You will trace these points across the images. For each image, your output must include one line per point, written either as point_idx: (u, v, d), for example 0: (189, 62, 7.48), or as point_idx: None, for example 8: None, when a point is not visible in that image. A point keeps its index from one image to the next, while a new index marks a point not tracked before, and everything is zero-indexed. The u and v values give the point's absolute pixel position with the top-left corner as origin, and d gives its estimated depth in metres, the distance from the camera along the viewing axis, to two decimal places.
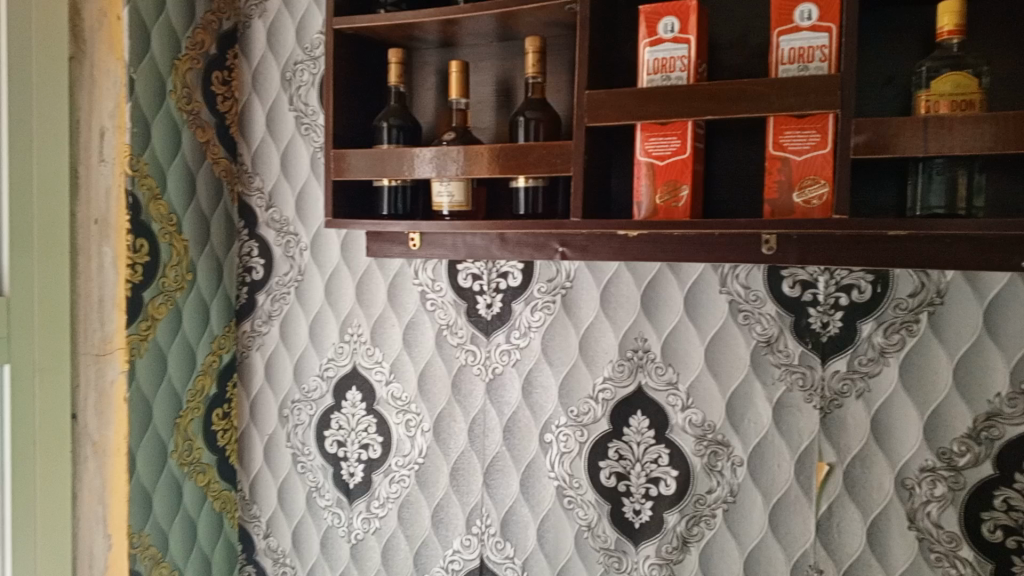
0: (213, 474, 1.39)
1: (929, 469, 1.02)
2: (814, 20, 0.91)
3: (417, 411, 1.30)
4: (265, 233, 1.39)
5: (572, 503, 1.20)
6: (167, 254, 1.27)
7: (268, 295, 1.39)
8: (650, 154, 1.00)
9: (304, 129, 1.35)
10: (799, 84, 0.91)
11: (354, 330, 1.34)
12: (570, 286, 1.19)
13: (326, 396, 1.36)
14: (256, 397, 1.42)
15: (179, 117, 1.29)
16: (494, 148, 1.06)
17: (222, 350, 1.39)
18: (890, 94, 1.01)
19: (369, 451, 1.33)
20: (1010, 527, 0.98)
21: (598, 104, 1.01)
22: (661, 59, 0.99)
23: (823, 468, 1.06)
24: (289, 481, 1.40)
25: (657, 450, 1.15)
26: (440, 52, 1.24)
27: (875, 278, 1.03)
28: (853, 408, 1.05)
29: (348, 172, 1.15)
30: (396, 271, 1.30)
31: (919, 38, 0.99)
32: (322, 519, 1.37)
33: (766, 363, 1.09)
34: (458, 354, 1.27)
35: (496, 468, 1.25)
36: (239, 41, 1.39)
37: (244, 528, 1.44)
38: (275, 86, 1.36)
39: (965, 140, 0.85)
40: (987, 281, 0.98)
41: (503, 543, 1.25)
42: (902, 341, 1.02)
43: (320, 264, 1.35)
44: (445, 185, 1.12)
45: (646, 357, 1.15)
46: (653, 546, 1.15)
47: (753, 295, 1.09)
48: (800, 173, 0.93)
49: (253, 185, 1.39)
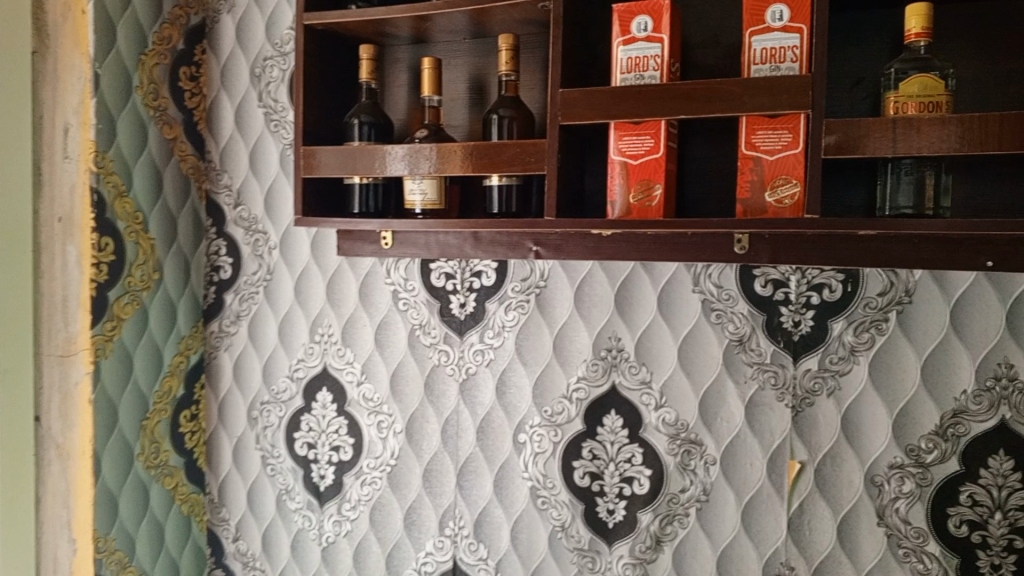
0: (180, 477, 1.36)
1: (897, 466, 1.03)
2: (785, 20, 0.92)
3: (389, 412, 1.28)
4: (234, 232, 1.37)
5: (545, 503, 1.19)
6: (133, 252, 1.25)
7: (236, 295, 1.37)
8: (624, 153, 1.00)
9: (274, 126, 1.33)
10: (771, 84, 0.91)
11: (325, 330, 1.32)
12: (544, 286, 1.18)
13: (296, 398, 1.34)
14: (225, 399, 1.39)
15: (146, 113, 1.26)
16: (467, 145, 1.05)
17: (190, 351, 1.37)
18: (859, 95, 1.02)
19: (340, 453, 1.32)
20: (975, 523, 1.00)
21: (572, 103, 1.00)
22: (634, 58, 0.99)
23: (794, 466, 1.07)
24: (258, 484, 1.38)
25: (630, 449, 1.15)
26: (412, 48, 1.23)
27: (845, 277, 1.04)
28: (824, 407, 1.05)
29: (318, 170, 1.13)
30: (368, 270, 1.29)
31: (888, 40, 1.00)
32: (292, 522, 1.36)
33: (738, 362, 1.09)
34: (431, 354, 1.26)
35: (469, 469, 1.24)
36: (207, 37, 1.36)
37: (212, 532, 1.42)
38: (244, 82, 1.34)
39: (932, 140, 0.86)
40: (953, 280, 0.99)
41: (476, 544, 1.24)
42: (872, 340, 1.03)
43: (290, 263, 1.33)
44: (418, 183, 1.11)
45: (620, 356, 1.15)
46: (626, 545, 1.15)
47: (725, 294, 1.09)
48: (772, 172, 0.94)
49: (221, 182, 1.37)
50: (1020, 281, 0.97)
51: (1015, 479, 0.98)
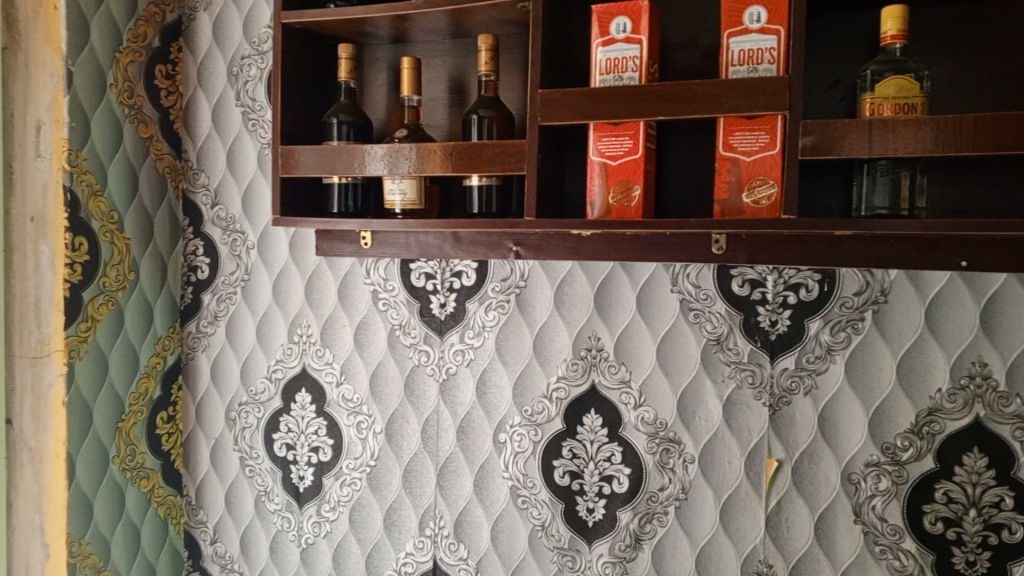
0: (157, 479, 1.35)
1: (874, 464, 1.04)
2: (762, 22, 0.92)
3: (369, 412, 1.28)
4: (211, 231, 1.35)
5: (526, 503, 1.20)
6: (108, 252, 1.23)
7: (214, 295, 1.36)
8: (603, 154, 1.00)
9: (252, 125, 1.32)
10: (748, 85, 0.92)
11: (304, 330, 1.31)
12: (524, 286, 1.18)
13: (274, 399, 1.33)
14: (202, 400, 1.38)
15: (121, 111, 1.25)
16: (447, 145, 1.05)
17: (166, 352, 1.36)
18: (836, 97, 1.02)
19: (319, 454, 1.31)
20: (950, 520, 1.01)
21: (551, 103, 1.00)
22: (613, 59, 0.99)
23: (772, 464, 1.08)
24: (236, 485, 1.36)
25: (610, 448, 1.15)
26: (391, 48, 1.22)
27: (822, 277, 1.04)
28: (801, 405, 1.06)
29: (297, 169, 1.12)
30: (348, 270, 1.28)
31: (863, 42, 1.01)
32: (271, 523, 1.35)
33: (716, 361, 1.10)
34: (411, 354, 1.25)
35: (450, 469, 1.24)
36: (183, 34, 1.35)
37: (190, 534, 1.40)
38: (221, 80, 1.33)
39: (907, 142, 0.87)
40: (928, 280, 1.01)
41: (456, 544, 1.24)
42: (848, 339, 1.04)
43: (269, 263, 1.32)
44: (397, 183, 1.10)
45: (599, 356, 1.15)
46: (606, 544, 1.16)
47: (703, 294, 1.10)
48: (750, 173, 0.94)
49: (199, 181, 1.35)
50: (994, 280, 0.98)
51: (988, 477, 0.99)
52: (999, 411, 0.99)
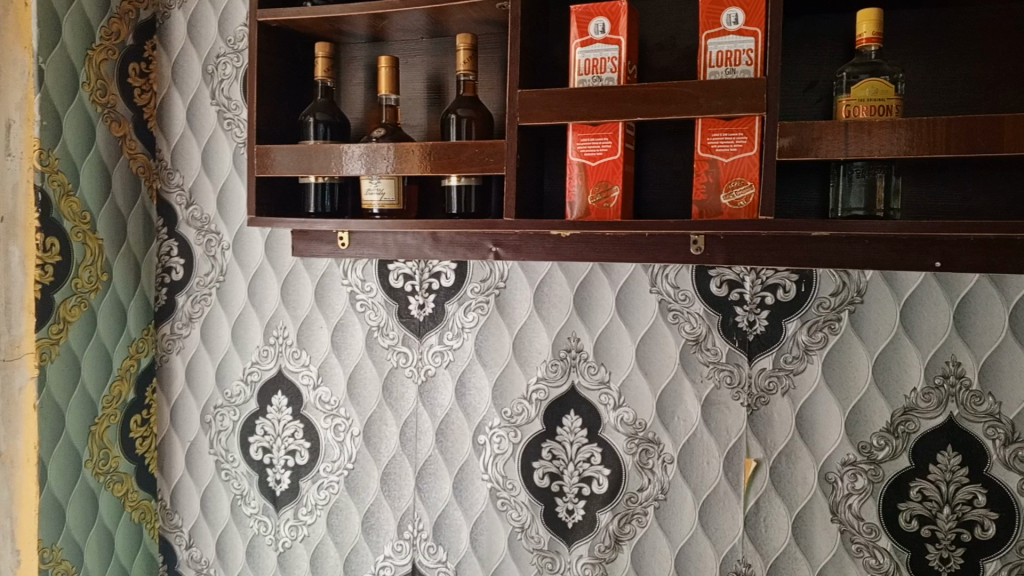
0: (131, 483, 1.33)
1: (851, 463, 1.05)
2: (740, 24, 0.93)
3: (346, 415, 1.27)
4: (186, 232, 1.34)
5: (505, 505, 1.19)
6: (80, 253, 1.21)
7: (189, 296, 1.34)
8: (582, 154, 1.00)
9: (227, 124, 1.30)
10: (726, 86, 0.92)
11: (279, 332, 1.30)
12: (503, 287, 1.18)
13: (250, 401, 1.32)
14: (177, 402, 1.36)
15: (93, 110, 1.23)
16: (425, 145, 1.04)
17: (140, 354, 1.34)
18: (813, 99, 1.03)
19: (296, 457, 1.30)
20: (924, 517, 1.02)
21: (530, 104, 1.00)
22: (591, 60, 0.99)
23: (750, 464, 1.08)
24: (212, 489, 1.35)
25: (589, 449, 1.15)
26: (369, 47, 1.21)
27: (799, 278, 1.05)
28: (779, 405, 1.07)
29: (273, 169, 1.11)
30: (325, 270, 1.27)
31: (839, 45, 1.01)
32: (247, 527, 1.33)
33: (695, 361, 1.10)
34: (389, 356, 1.24)
35: (429, 471, 1.23)
36: (157, 32, 1.33)
37: (164, 539, 1.38)
38: (197, 79, 1.31)
39: (882, 144, 0.88)
40: (903, 280, 1.02)
41: (436, 547, 1.23)
42: (825, 339, 1.05)
43: (244, 264, 1.31)
44: (375, 183, 1.09)
45: (579, 357, 1.15)
46: (585, 545, 1.16)
47: (682, 295, 1.10)
48: (728, 174, 0.95)
49: (173, 181, 1.34)
50: (967, 280, 0.99)
51: (962, 474, 1.00)
52: (972, 409, 1.00)
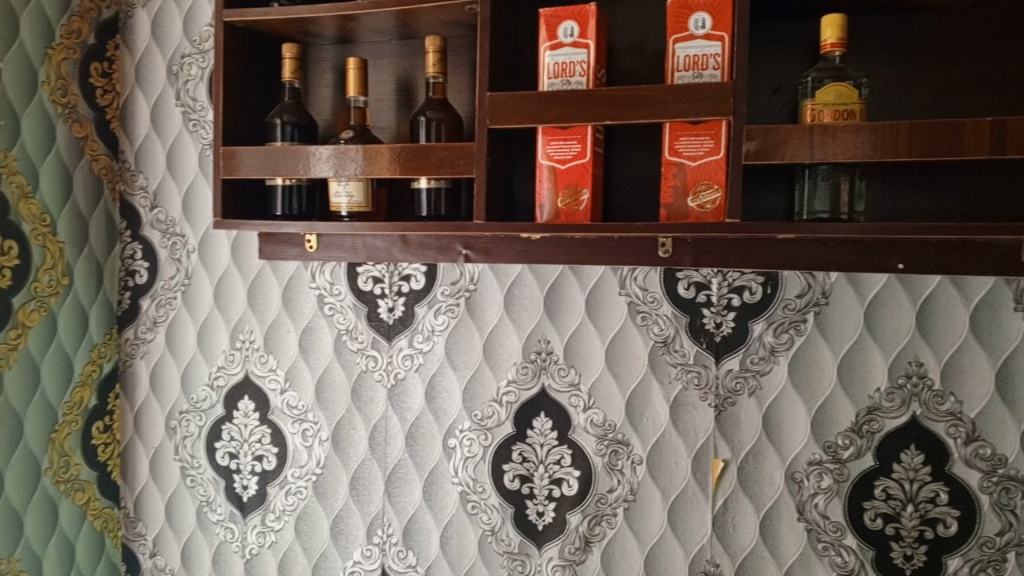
0: (93, 491, 1.30)
1: (816, 462, 1.06)
2: (707, 28, 0.94)
3: (314, 420, 1.25)
4: (150, 234, 1.31)
5: (475, 508, 1.19)
6: (40, 256, 1.18)
7: (153, 300, 1.32)
8: (552, 157, 1.00)
9: (193, 126, 1.28)
10: (693, 91, 0.93)
11: (246, 337, 1.28)
12: (473, 289, 1.18)
13: (216, 407, 1.30)
14: (141, 408, 1.34)
15: (53, 110, 1.20)
16: (394, 148, 1.03)
17: (103, 359, 1.31)
18: (778, 103, 1.04)
19: (263, 462, 1.28)
20: (888, 515, 1.04)
21: (499, 106, 1.00)
22: (560, 63, 0.99)
23: (718, 464, 1.09)
24: (177, 496, 1.33)
25: (560, 451, 1.15)
26: (337, 48, 1.21)
27: (765, 279, 1.06)
28: (745, 406, 1.08)
29: (239, 170, 1.10)
30: (292, 273, 1.25)
31: (804, 50, 1.03)
32: (214, 534, 1.31)
33: (663, 363, 1.11)
34: (358, 360, 1.23)
35: (399, 476, 1.22)
36: (121, 31, 1.31)
37: (128, 548, 1.36)
38: (161, 79, 1.29)
39: (846, 147, 0.89)
40: (868, 282, 1.03)
41: (405, 551, 1.22)
42: (791, 340, 1.06)
43: (210, 267, 1.29)
44: (344, 185, 1.08)
45: (549, 359, 1.15)
46: (556, 547, 1.16)
47: (650, 296, 1.11)
48: (695, 177, 0.95)
49: (137, 183, 1.31)
50: (929, 282, 1.01)
51: (925, 473, 1.02)
52: (935, 409, 1.02)
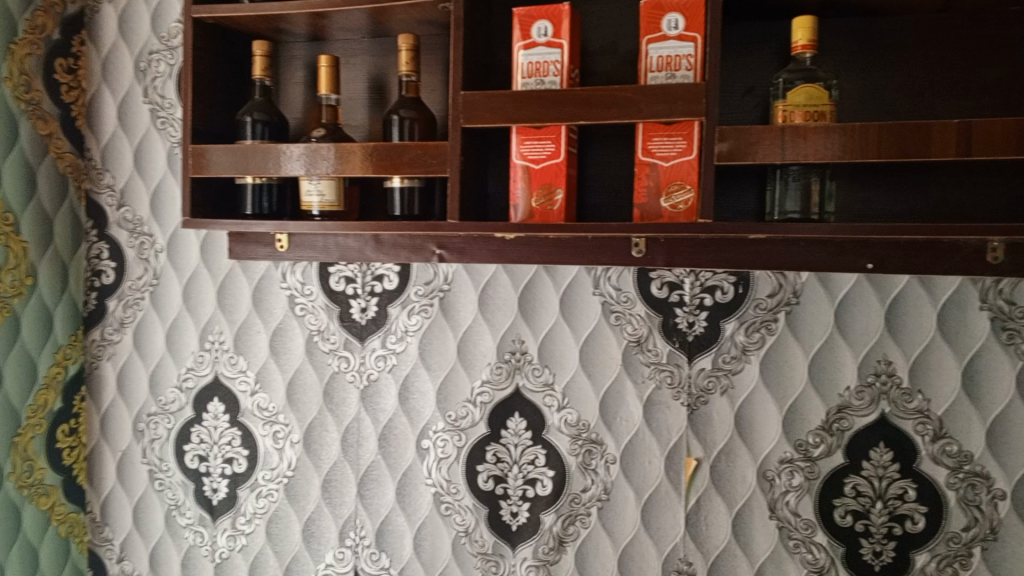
0: (58, 496, 1.27)
1: (787, 461, 1.07)
2: (680, 29, 0.94)
3: (285, 422, 1.24)
4: (117, 234, 1.29)
5: (449, 509, 1.18)
6: (2, 256, 1.16)
7: (120, 301, 1.30)
8: (526, 157, 1.00)
9: (161, 123, 1.26)
10: (666, 91, 0.93)
11: (215, 338, 1.26)
12: (447, 289, 1.17)
13: (185, 409, 1.28)
14: (108, 411, 1.31)
15: (17, 107, 1.17)
16: (366, 146, 1.02)
17: (68, 361, 1.28)
18: (750, 104, 1.05)
19: (233, 465, 1.26)
20: (858, 512, 1.05)
21: (473, 105, 0.99)
22: (534, 63, 0.99)
23: (691, 463, 1.10)
24: (145, 500, 1.30)
25: (534, 451, 1.15)
26: (309, 46, 1.19)
27: (737, 279, 1.07)
28: (718, 405, 1.09)
29: (208, 169, 1.08)
30: (263, 273, 1.24)
31: (775, 51, 1.04)
32: (183, 538, 1.29)
33: (636, 362, 1.11)
34: (330, 361, 1.22)
35: (371, 478, 1.21)
36: (86, 26, 1.28)
37: (94, 553, 1.33)
38: (128, 76, 1.27)
39: (817, 149, 0.90)
40: (838, 282, 1.04)
41: (378, 554, 1.21)
42: (762, 340, 1.07)
43: (178, 267, 1.27)
44: (315, 184, 1.07)
45: (523, 359, 1.15)
46: (529, 548, 1.15)
47: (624, 296, 1.11)
48: (668, 178, 0.96)
49: (103, 182, 1.29)
50: (897, 282, 1.03)
51: (893, 470, 1.03)
52: (903, 407, 1.03)
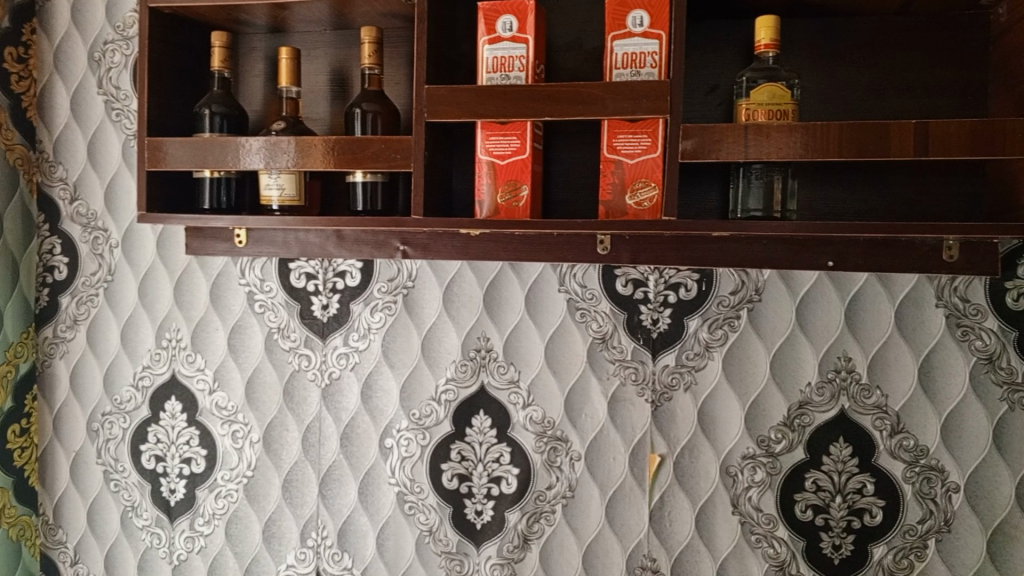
0: (8, 498, 1.24)
1: (749, 456, 1.08)
2: (645, 26, 0.94)
3: (244, 421, 1.22)
4: (70, 229, 1.25)
5: (413, 508, 1.17)
6: None
7: (73, 297, 1.26)
8: (491, 153, 0.99)
9: (115, 115, 1.23)
10: (629, 88, 0.93)
11: (172, 335, 1.24)
12: (411, 286, 1.16)
13: (141, 408, 1.25)
14: (62, 409, 1.28)
15: None
16: (329, 140, 1.01)
17: (19, 360, 1.24)
18: (713, 102, 1.06)
19: (192, 465, 1.24)
20: (818, 507, 1.06)
21: (437, 100, 0.98)
22: (499, 57, 0.98)
23: (655, 459, 1.10)
24: (100, 501, 1.27)
25: (498, 449, 1.14)
26: (270, 37, 1.17)
27: (700, 276, 1.08)
28: (682, 401, 1.09)
29: (165, 162, 1.05)
30: (221, 270, 1.22)
31: (738, 50, 1.04)
32: (139, 540, 1.26)
33: (602, 359, 1.11)
34: (291, 359, 1.20)
35: (333, 478, 1.20)
36: (38, 15, 1.24)
37: (47, 556, 1.30)
38: (82, 66, 1.24)
39: (780, 147, 0.90)
40: (799, 279, 1.05)
41: (340, 554, 1.20)
42: (725, 336, 1.07)
43: (134, 263, 1.24)
44: (275, 178, 1.05)
45: (488, 356, 1.14)
46: (494, 546, 1.15)
47: (589, 294, 1.11)
48: (633, 175, 0.96)
49: (56, 174, 1.25)
50: (857, 280, 1.04)
51: (852, 465, 1.05)
52: (862, 402, 1.05)
